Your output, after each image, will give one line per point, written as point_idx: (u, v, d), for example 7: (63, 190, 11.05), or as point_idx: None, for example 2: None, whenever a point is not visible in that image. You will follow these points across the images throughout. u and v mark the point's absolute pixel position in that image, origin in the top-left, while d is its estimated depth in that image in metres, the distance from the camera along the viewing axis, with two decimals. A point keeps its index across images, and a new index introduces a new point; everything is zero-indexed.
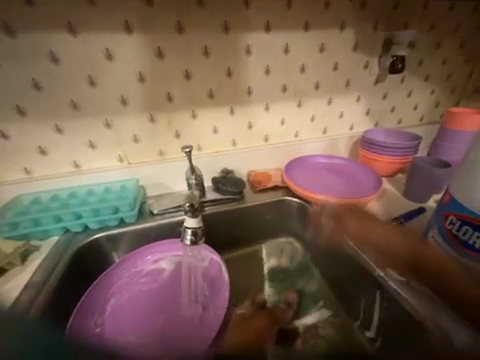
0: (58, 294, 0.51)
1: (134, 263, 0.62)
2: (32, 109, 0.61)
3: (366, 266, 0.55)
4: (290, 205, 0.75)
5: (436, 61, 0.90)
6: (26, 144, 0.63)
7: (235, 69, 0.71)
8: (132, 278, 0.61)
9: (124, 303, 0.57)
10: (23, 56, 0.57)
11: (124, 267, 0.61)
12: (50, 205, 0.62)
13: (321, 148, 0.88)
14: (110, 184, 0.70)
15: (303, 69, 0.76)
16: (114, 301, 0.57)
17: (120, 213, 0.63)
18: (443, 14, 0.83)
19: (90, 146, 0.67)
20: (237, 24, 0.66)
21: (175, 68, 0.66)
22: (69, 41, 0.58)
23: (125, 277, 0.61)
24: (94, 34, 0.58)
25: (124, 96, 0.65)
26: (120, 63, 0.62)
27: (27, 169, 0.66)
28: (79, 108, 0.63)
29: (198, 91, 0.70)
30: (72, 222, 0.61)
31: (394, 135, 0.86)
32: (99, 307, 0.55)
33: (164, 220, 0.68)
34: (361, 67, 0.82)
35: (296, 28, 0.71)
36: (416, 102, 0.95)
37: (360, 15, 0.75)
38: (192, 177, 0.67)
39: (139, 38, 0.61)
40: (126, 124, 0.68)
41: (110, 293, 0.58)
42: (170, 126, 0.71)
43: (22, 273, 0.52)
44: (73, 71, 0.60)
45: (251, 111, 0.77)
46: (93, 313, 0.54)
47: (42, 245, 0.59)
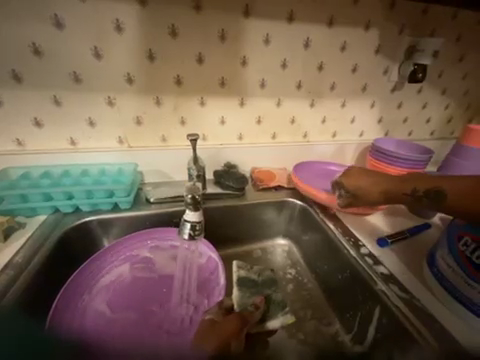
0: (41, 277, 0.48)
1: (131, 249, 0.60)
2: (29, 76, 0.56)
3: (367, 272, 0.50)
4: (291, 207, 0.73)
5: (456, 74, 0.87)
6: (20, 113, 0.59)
7: (251, 58, 0.67)
8: (121, 264, 0.58)
9: (112, 288, 0.55)
10: (25, 16, 0.52)
11: (119, 252, 0.59)
12: (40, 182, 0.58)
13: (328, 152, 0.85)
14: (106, 165, 0.67)
15: (321, 67, 0.73)
16: (102, 283, 0.55)
17: (115, 197, 0.60)
18: (471, 26, 0.80)
19: (89, 123, 0.63)
20: (259, 11, 0.62)
21: (188, 50, 0.62)
22: (76, 6, 0.53)
23: (118, 262, 0.58)
24: (104, 2, 0.54)
25: (130, 74, 0.61)
26: (129, 37, 0.58)
27: (19, 141, 0.61)
28: (81, 81, 0.59)
29: (209, 78, 0.66)
30: (62, 202, 0.57)
31: (404, 147, 0.84)
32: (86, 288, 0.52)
33: (160, 210, 0.65)
34: (381, 72, 0.79)
35: (319, 23, 0.67)
36: (430, 115, 0.93)
37: (388, 17, 0.71)
38: (194, 167, 0.64)
39: (152, 13, 0.57)
40: (130, 103, 0.64)
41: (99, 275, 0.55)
42: (176, 112, 0.68)
43: (4, 251, 0.49)
44: (77, 39, 0.55)
45: (262, 105, 0.73)
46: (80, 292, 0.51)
47: (29, 223, 0.56)
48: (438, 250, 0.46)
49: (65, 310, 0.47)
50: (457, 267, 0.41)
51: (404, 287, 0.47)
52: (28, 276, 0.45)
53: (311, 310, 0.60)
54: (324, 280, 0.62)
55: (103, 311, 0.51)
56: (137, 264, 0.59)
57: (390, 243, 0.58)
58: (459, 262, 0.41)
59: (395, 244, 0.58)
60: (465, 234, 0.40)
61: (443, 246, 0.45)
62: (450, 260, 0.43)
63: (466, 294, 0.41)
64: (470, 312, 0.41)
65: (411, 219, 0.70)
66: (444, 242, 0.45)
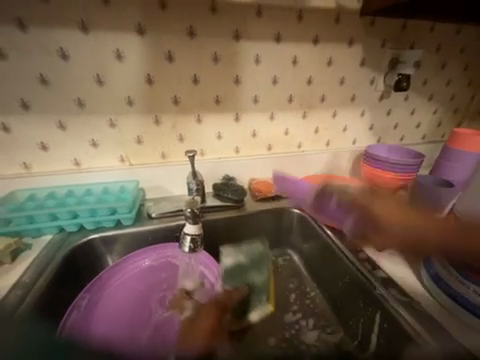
0: (47, 296, 0.49)
1: (147, 257, 0.63)
2: (36, 104, 0.60)
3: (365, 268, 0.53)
4: (290, 216, 0.75)
5: (440, 81, 0.91)
6: (27, 138, 0.62)
7: (243, 76, 0.71)
8: (139, 267, 0.62)
9: (127, 288, 0.58)
10: (32, 50, 0.56)
11: (135, 260, 0.62)
12: (46, 203, 0.60)
13: (323, 160, 0.88)
14: (109, 184, 0.69)
15: (310, 81, 0.77)
16: (119, 283, 0.59)
17: (118, 214, 0.62)
18: (449, 37, 0.85)
19: (92, 144, 0.67)
20: (248, 34, 0.67)
21: (184, 72, 0.66)
22: (80, 39, 0.58)
23: (135, 267, 0.61)
24: (106, 35, 0.58)
25: (130, 97, 0.65)
26: (129, 63, 0.62)
27: (26, 164, 0.64)
28: (84, 106, 0.63)
29: (205, 97, 0.70)
30: (67, 221, 0.59)
31: (397, 152, 0.86)
32: (105, 285, 0.57)
33: (162, 225, 0.66)
34: (367, 83, 0.83)
35: (305, 41, 0.72)
36: (419, 120, 0.96)
37: (369, 33, 0.76)
38: (193, 181, 0.66)
39: (150, 41, 0.61)
40: (131, 124, 0.67)
41: (118, 276, 0.59)
42: (174, 130, 0.71)
43: (11, 273, 0.50)
44: (81, 68, 0.60)
45: (256, 119, 0.77)
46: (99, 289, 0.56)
47: (35, 243, 0.57)
48: (434, 253, 0.47)
49: (80, 305, 0.51)
50: (453, 268, 0.42)
51: (402, 290, 0.48)
52: (34, 296, 0.46)
53: (314, 318, 0.59)
54: (327, 288, 0.62)
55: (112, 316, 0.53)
56: (152, 270, 0.62)
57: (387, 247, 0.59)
58: None
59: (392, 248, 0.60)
60: None
61: (437, 246, 0.46)
62: (446, 262, 0.43)
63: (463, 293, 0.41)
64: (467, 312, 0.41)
65: None
66: (439, 245, 0.45)
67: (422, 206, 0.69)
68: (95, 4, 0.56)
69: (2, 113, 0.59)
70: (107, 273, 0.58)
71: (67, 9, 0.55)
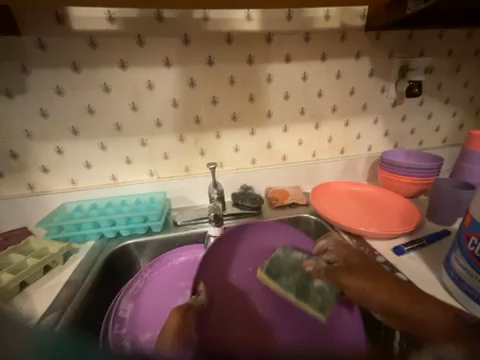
0: (92, 293, 0.56)
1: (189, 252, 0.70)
2: (83, 130, 0.72)
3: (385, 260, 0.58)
4: (306, 222, 0.77)
5: (456, 84, 0.90)
6: (76, 158, 0.74)
7: (257, 95, 0.78)
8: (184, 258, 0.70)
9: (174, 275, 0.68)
10: (82, 86, 0.68)
11: (177, 254, 0.69)
12: (89, 212, 0.70)
13: (338, 168, 0.90)
14: (140, 195, 0.78)
15: (320, 94, 0.81)
16: (167, 268, 0.68)
17: (148, 222, 0.69)
18: (461, 41, 0.86)
19: (126, 161, 0.76)
20: (260, 57, 0.74)
21: (204, 95, 0.75)
22: (119, 74, 0.69)
23: (179, 259, 0.69)
24: (140, 69, 0.69)
25: (159, 119, 0.74)
26: (158, 91, 0.72)
27: (73, 180, 0.75)
28: (121, 129, 0.73)
29: (223, 114, 0.78)
30: (107, 228, 0.68)
31: (415, 156, 0.86)
32: (157, 269, 0.67)
33: (187, 231, 0.73)
34: (378, 92, 0.85)
35: (314, 59, 0.78)
36: (438, 123, 0.95)
37: (375, 45, 0.80)
38: (214, 191, 0.72)
39: (176, 71, 0.71)
40: (160, 142, 0.77)
41: (167, 262, 0.68)
42: (196, 145, 0.79)
43: (62, 273, 0.59)
44: (120, 98, 0.71)
45: (270, 132, 0.82)
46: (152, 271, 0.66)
47: (80, 248, 0.66)
48: (452, 254, 0.48)
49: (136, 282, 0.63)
50: (472, 268, 0.44)
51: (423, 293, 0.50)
52: (82, 292, 0.54)
53: None
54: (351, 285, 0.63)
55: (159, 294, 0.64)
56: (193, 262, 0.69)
57: (407, 251, 0.61)
58: (471, 262, 0.44)
59: (412, 252, 0.62)
60: (472, 234, 0.44)
61: (456, 248, 0.48)
62: (464, 262, 0.45)
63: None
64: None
65: (430, 227, 0.71)
66: (456, 246, 0.48)
67: (443, 210, 0.69)
68: (131, 46, 0.67)
69: (58, 139, 0.71)
70: (157, 262, 0.67)
71: (110, 53, 0.67)
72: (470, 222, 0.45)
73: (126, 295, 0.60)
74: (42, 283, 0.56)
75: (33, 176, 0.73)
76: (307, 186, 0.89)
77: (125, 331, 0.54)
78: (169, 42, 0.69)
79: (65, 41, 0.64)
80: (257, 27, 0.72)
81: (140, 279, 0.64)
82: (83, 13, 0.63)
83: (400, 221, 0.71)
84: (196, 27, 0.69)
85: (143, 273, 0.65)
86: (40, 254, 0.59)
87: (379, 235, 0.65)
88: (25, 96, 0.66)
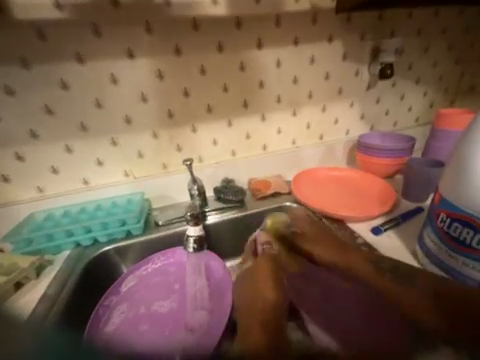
0: (70, 307, 0.54)
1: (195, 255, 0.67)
2: (44, 132, 0.66)
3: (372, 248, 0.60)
4: (289, 210, 0.78)
5: (426, 64, 0.92)
6: (40, 164, 0.68)
7: (231, 84, 0.75)
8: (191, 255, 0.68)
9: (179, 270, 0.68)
10: (37, 84, 0.62)
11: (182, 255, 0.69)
12: (62, 221, 0.66)
13: (318, 154, 0.90)
14: (117, 198, 0.74)
15: (296, 80, 0.80)
16: (175, 261, 0.68)
17: (127, 225, 0.66)
18: (429, 20, 0.87)
19: (98, 163, 0.72)
20: (230, 43, 0.71)
21: (175, 87, 0.71)
22: (77, 69, 0.63)
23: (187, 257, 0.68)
24: (100, 63, 0.64)
25: (128, 116, 0.70)
26: (124, 85, 0.67)
27: (40, 188, 0.70)
28: (87, 129, 0.68)
29: (197, 107, 0.74)
30: (82, 236, 0.64)
31: (389, 138, 0.89)
32: (168, 260, 0.68)
33: (169, 231, 0.71)
34: (352, 75, 0.85)
35: (287, 43, 0.75)
36: (410, 104, 0.97)
37: (347, 27, 0.79)
38: (194, 187, 0.71)
39: (141, 62, 0.66)
40: (132, 140, 0.72)
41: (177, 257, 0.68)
42: (171, 141, 0.75)
43: (37, 287, 0.55)
44: (82, 95, 0.65)
45: (248, 122, 0.80)
46: (162, 259, 0.68)
47: (55, 259, 0.63)
48: (424, 230, 0.51)
49: (146, 264, 0.67)
50: (440, 241, 0.47)
51: None
52: (58, 307, 0.51)
53: None
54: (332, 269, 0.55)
55: (159, 282, 0.66)
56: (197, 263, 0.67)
57: (384, 230, 0.64)
58: (441, 236, 0.47)
59: (389, 230, 0.64)
60: (441, 211, 0.46)
61: (427, 225, 0.51)
62: (434, 237, 0.48)
63: (452, 265, 0.46)
64: (456, 281, 0.47)
65: (406, 205, 0.74)
66: (428, 223, 0.50)
67: (415, 188, 0.73)
68: (86, 36, 0.61)
69: (15, 144, 0.65)
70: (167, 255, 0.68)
71: (64, 45, 0.61)
72: (439, 199, 0.47)
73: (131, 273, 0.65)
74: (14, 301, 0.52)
75: None
76: (289, 175, 0.89)
77: (115, 300, 0.61)
78: (130, 31, 0.63)
79: (9, 34, 0.57)
80: (224, 11, 0.68)
81: (149, 263, 0.67)
82: (27, 1, 0.56)
83: (377, 202, 0.73)
84: (158, 12, 0.64)
85: (152, 260, 0.67)
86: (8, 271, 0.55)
87: (358, 217, 0.67)
88: None
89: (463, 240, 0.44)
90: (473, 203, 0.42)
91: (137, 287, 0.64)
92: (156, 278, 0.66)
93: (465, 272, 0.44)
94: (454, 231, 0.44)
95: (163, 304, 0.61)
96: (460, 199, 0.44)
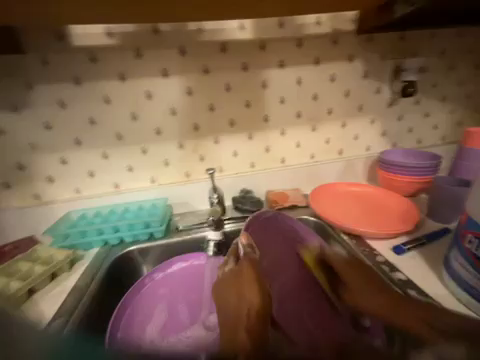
0: (95, 302, 0.58)
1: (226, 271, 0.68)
2: (85, 140, 0.74)
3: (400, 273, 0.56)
4: (306, 223, 0.77)
5: (451, 82, 0.91)
6: (79, 168, 0.76)
7: (253, 100, 0.80)
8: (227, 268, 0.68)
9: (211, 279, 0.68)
10: (84, 99, 0.71)
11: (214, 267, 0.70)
12: (94, 220, 0.72)
13: (337, 169, 0.90)
14: (143, 202, 0.80)
15: (316, 97, 0.83)
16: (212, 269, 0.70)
17: (150, 228, 0.71)
18: (454, 40, 0.87)
19: (128, 169, 0.78)
20: (254, 64, 0.77)
21: (202, 102, 0.77)
22: (119, 86, 0.72)
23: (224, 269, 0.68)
24: (139, 80, 0.72)
25: (158, 128, 0.77)
26: (157, 99, 0.74)
27: (77, 189, 0.77)
28: (122, 138, 0.76)
29: (221, 121, 0.80)
30: (110, 235, 0.69)
31: (413, 155, 0.87)
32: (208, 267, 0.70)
33: (188, 236, 0.74)
34: (373, 92, 0.86)
35: (308, 64, 0.79)
36: (435, 121, 0.95)
37: (368, 48, 0.82)
38: (214, 196, 0.74)
39: (173, 80, 0.74)
40: (159, 150, 0.79)
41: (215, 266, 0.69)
42: (195, 151, 0.81)
43: (68, 280, 0.60)
44: (120, 108, 0.73)
45: (268, 136, 0.84)
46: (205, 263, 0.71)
47: (85, 256, 0.68)
48: (451, 252, 0.49)
49: (193, 260, 0.71)
50: (468, 264, 0.45)
51: (423, 291, 0.51)
52: (85, 301, 0.55)
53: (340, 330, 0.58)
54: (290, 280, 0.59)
55: (192, 281, 0.69)
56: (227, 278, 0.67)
57: (406, 250, 0.62)
58: (468, 259, 0.45)
59: (412, 251, 0.62)
60: (468, 232, 0.45)
61: (454, 247, 0.49)
62: (462, 259, 0.46)
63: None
64: None
65: (431, 225, 0.71)
66: (454, 244, 0.48)
67: (441, 208, 0.70)
68: (129, 58, 0.70)
69: (62, 149, 0.74)
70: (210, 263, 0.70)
71: (110, 66, 0.70)
72: (465, 219, 0.46)
73: (179, 262, 0.71)
74: (48, 290, 0.57)
75: (39, 186, 0.75)
76: (306, 188, 0.90)
77: (160, 276, 0.69)
78: (166, 54, 0.72)
79: (67, 57, 0.68)
80: (250, 35, 0.74)
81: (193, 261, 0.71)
82: (84, 30, 0.67)
83: (399, 220, 0.71)
84: (191, 38, 0.72)
85: (198, 260, 0.71)
86: (46, 262, 0.61)
87: (379, 235, 0.65)
88: (29, 111, 0.69)
89: None
90: None
91: (179, 273, 0.70)
92: (190, 276, 0.70)
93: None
94: None
95: (182, 301, 0.65)
96: None
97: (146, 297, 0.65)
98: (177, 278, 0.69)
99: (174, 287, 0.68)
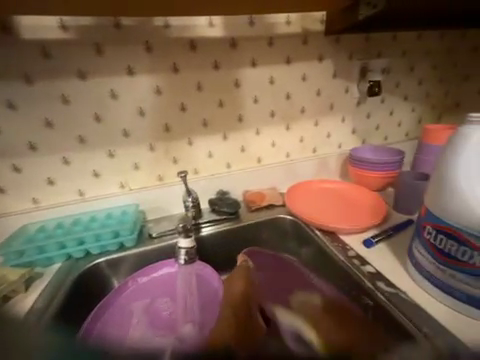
0: (61, 316, 0.53)
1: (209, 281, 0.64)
2: (42, 145, 0.67)
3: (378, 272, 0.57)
4: (284, 222, 0.78)
5: (412, 82, 0.97)
6: (36, 176, 0.69)
7: (226, 100, 0.78)
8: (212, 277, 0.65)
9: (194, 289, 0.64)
10: (38, 99, 0.64)
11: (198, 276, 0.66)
12: (55, 233, 0.66)
13: (311, 167, 0.92)
14: (112, 209, 0.74)
15: (289, 96, 0.84)
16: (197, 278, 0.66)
17: (120, 237, 0.66)
18: (412, 43, 0.93)
19: (94, 174, 0.73)
20: (226, 62, 0.75)
21: (172, 102, 0.73)
22: (78, 84, 0.66)
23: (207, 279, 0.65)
24: (101, 78, 0.67)
25: (125, 129, 0.72)
26: (123, 99, 0.69)
27: (34, 199, 0.70)
28: (85, 142, 0.70)
29: (194, 121, 0.77)
30: (75, 248, 0.63)
31: (380, 151, 0.91)
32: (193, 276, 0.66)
33: (163, 243, 0.71)
34: (342, 92, 0.89)
35: (279, 63, 0.80)
36: (399, 119, 1.01)
37: (336, 49, 0.84)
38: (188, 199, 0.72)
39: (140, 78, 0.69)
40: (128, 153, 0.74)
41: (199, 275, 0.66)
42: (168, 153, 0.77)
43: (25, 300, 0.54)
44: (81, 109, 0.67)
45: (243, 136, 0.83)
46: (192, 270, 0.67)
47: (45, 273, 0.61)
48: (413, 243, 0.52)
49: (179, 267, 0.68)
50: (428, 253, 0.48)
51: (391, 282, 0.53)
52: (50, 314, 0.51)
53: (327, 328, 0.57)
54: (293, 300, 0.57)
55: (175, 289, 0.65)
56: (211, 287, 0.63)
57: (376, 243, 0.65)
58: (428, 249, 0.48)
59: (381, 243, 0.65)
60: (428, 223, 0.48)
61: (415, 238, 0.52)
62: (422, 249, 0.49)
63: (441, 278, 0.47)
64: (448, 296, 0.47)
65: (397, 217, 0.75)
66: (416, 235, 0.51)
67: (405, 201, 0.75)
68: (88, 54, 0.64)
69: (13, 156, 0.66)
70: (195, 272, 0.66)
71: (67, 62, 0.64)
72: (425, 212, 0.49)
73: (164, 268, 0.67)
74: None
75: None
76: (283, 187, 0.90)
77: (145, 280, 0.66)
78: (131, 51, 0.67)
79: (13, 52, 0.60)
80: (220, 33, 0.72)
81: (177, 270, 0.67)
82: (33, 22, 0.60)
83: (369, 214, 0.74)
84: (157, 34, 0.68)
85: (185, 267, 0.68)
86: None
87: (351, 230, 0.67)
88: None
89: (449, 252, 0.44)
90: (464, 211, 0.42)
91: (164, 279, 0.67)
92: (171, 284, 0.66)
93: (452, 285, 0.46)
94: (439, 243, 0.46)
95: (160, 312, 0.62)
96: (442, 210, 0.45)
97: (126, 302, 0.62)
98: (159, 285, 0.66)
99: (156, 293, 0.65)
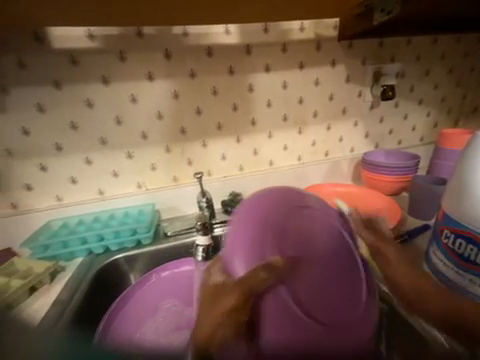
0: (80, 312, 0.55)
1: None
2: (67, 146, 0.71)
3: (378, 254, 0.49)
4: None
5: (427, 87, 0.96)
6: (61, 174, 0.73)
7: (240, 104, 0.80)
8: None
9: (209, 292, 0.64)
10: (65, 104, 0.69)
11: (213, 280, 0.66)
12: (77, 229, 0.69)
13: (323, 170, 0.93)
14: (129, 208, 0.78)
15: (301, 101, 0.85)
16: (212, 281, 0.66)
17: (137, 235, 0.69)
18: (427, 47, 0.92)
19: (113, 174, 0.76)
20: (241, 68, 0.77)
21: (189, 106, 0.76)
22: (102, 89, 0.70)
23: None
24: (123, 84, 0.71)
25: (144, 132, 0.75)
26: (142, 103, 0.73)
27: (59, 196, 0.74)
28: (107, 143, 0.74)
29: (208, 124, 0.79)
30: (95, 244, 0.67)
31: (394, 155, 0.90)
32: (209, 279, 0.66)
33: (177, 242, 0.73)
34: (355, 96, 0.90)
35: (293, 68, 0.81)
36: (413, 123, 1.00)
37: (349, 53, 0.85)
38: (202, 199, 0.74)
39: (159, 83, 0.73)
40: (146, 154, 0.77)
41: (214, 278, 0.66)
42: (183, 155, 0.80)
43: (49, 293, 0.57)
44: (103, 113, 0.71)
45: (256, 139, 0.85)
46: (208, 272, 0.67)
47: (67, 266, 0.65)
48: (430, 248, 0.52)
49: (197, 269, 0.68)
50: (447, 259, 0.47)
51: None
52: (71, 310, 0.53)
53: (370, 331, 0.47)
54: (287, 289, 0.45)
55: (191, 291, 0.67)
56: None
57: None
58: (446, 254, 0.47)
59: None
60: (445, 227, 0.47)
61: (433, 242, 0.51)
62: (440, 254, 0.49)
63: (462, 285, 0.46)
64: None
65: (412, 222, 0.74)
66: (433, 240, 0.51)
67: (421, 206, 0.74)
68: (112, 61, 0.69)
69: (41, 156, 0.70)
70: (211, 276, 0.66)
71: (92, 69, 0.68)
72: (442, 215, 0.48)
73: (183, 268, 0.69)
74: (30, 303, 0.54)
75: (16, 195, 0.71)
76: None
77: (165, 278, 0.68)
78: (151, 58, 0.71)
79: (45, 60, 0.65)
80: (236, 40, 0.75)
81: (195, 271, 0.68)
82: (63, 33, 0.65)
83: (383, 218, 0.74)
84: (177, 42, 0.71)
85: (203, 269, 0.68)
86: (25, 275, 0.58)
87: None
88: (5, 116, 0.66)
89: (469, 257, 0.44)
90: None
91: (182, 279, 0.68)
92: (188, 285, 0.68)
93: (474, 291, 0.43)
94: (458, 247, 0.45)
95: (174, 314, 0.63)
96: (461, 214, 0.45)
97: (145, 297, 0.65)
98: (178, 284, 0.68)
99: (173, 293, 0.67)
